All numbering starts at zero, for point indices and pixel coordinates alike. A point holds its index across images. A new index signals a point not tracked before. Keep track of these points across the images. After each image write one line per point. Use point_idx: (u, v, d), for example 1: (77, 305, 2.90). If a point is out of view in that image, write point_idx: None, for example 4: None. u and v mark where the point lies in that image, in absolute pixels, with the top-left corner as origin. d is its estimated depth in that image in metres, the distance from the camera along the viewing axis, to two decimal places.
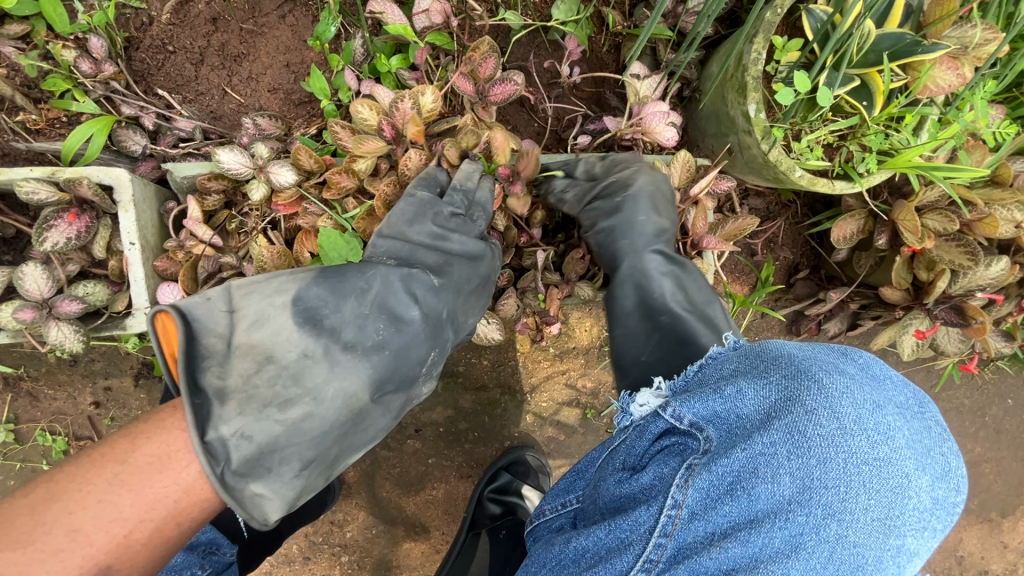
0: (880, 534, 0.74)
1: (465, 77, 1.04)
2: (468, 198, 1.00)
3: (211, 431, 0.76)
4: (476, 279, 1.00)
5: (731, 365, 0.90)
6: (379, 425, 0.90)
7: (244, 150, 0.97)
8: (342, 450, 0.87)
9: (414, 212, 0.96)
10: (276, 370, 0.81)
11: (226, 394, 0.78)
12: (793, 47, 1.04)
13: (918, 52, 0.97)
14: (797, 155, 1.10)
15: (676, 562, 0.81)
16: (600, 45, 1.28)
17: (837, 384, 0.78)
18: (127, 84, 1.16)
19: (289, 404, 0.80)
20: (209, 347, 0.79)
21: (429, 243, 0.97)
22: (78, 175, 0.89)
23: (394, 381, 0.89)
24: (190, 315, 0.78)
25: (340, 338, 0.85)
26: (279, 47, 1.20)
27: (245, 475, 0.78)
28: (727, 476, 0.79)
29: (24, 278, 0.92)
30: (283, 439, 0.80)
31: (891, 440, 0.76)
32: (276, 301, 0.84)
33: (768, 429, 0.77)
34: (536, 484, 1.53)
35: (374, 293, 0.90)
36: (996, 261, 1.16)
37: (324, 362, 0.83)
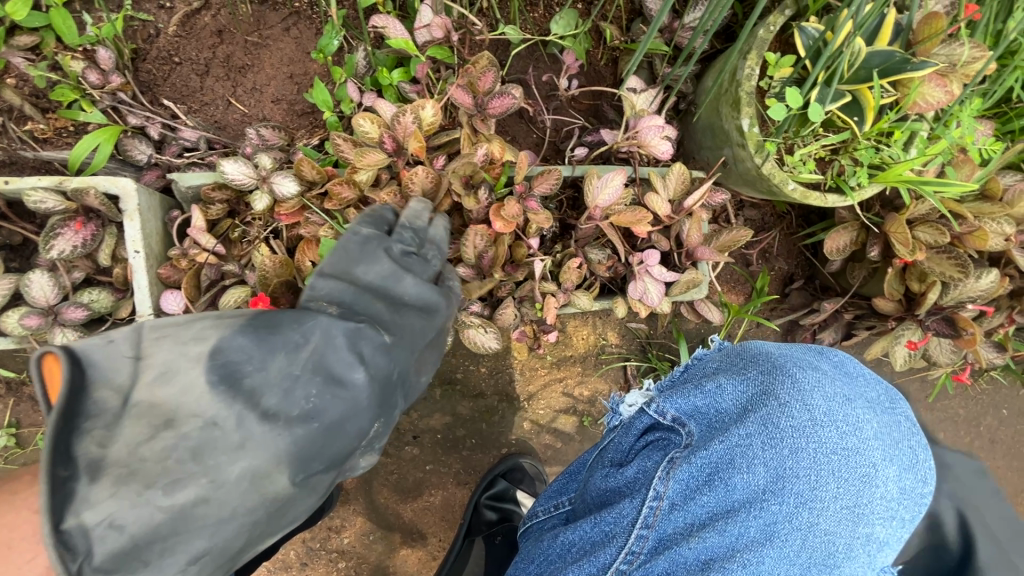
0: (849, 522, 0.81)
1: (462, 90, 1.07)
2: (421, 237, 0.93)
3: (69, 517, 0.59)
4: (431, 332, 0.87)
5: (714, 364, 0.96)
6: (302, 506, 0.75)
7: (248, 160, 0.99)
8: (250, 541, 0.70)
9: (358, 250, 0.85)
10: (173, 440, 0.64)
11: (102, 467, 0.61)
12: (785, 63, 1.06)
13: (907, 69, 1.00)
14: (790, 169, 1.12)
15: (657, 553, 0.83)
16: (597, 59, 1.30)
17: (810, 379, 0.86)
18: (134, 95, 1.18)
19: (178, 486, 0.63)
20: (99, 402, 0.63)
21: (377, 287, 0.84)
22: (86, 185, 0.91)
23: (326, 458, 0.73)
24: (85, 359, 0.63)
25: (258, 404, 0.69)
26: (283, 59, 1.23)
27: (111, 570, 0.62)
28: (706, 467, 0.84)
29: (31, 285, 0.94)
30: (165, 529, 0.63)
31: (859, 431, 0.84)
32: (191, 350, 0.69)
33: (744, 422, 0.85)
34: (532, 491, 1.54)
35: (310, 348, 0.74)
36: (986, 273, 1.19)
37: (235, 434, 0.67)
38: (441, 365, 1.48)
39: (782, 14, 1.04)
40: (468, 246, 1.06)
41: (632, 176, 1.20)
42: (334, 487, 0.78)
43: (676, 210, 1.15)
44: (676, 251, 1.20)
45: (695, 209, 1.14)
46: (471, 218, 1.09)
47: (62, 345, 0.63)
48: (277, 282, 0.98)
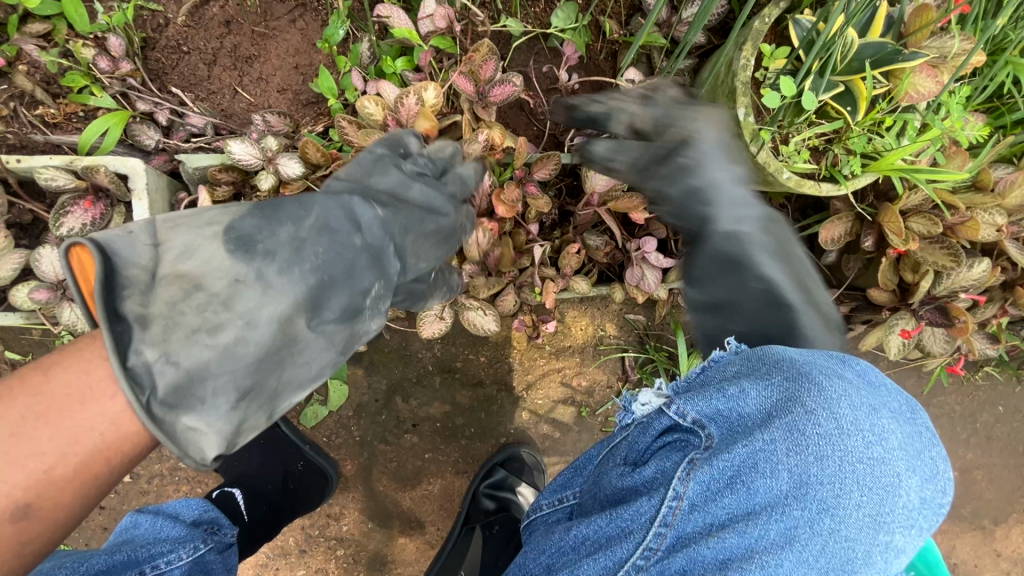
0: (871, 530, 0.75)
1: (465, 78, 1.09)
2: (436, 168, 0.99)
3: (134, 355, 0.63)
4: (431, 226, 0.94)
5: (732, 366, 0.90)
6: (326, 362, 0.78)
7: (254, 142, 1.01)
8: (284, 386, 0.74)
9: (369, 164, 0.91)
10: (205, 296, 0.68)
11: (147, 317, 0.65)
12: (780, 54, 1.09)
13: (898, 60, 1.04)
14: (785, 158, 1.14)
15: (675, 550, 0.82)
16: (597, 52, 1.33)
17: (837, 389, 0.80)
18: (143, 81, 1.20)
19: (220, 329, 0.67)
20: (130, 277, 0.65)
21: (388, 192, 0.90)
22: (95, 163, 0.94)
23: (338, 309, 0.78)
24: (110, 246, 0.65)
25: (275, 259, 0.72)
26: (289, 50, 1.26)
27: (175, 406, 0.64)
28: (728, 470, 0.81)
29: (40, 260, 0.94)
30: (214, 366, 0.67)
31: (885, 440, 0.78)
32: (207, 232, 0.71)
33: (770, 427, 0.80)
34: (531, 481, 1.55)
35: (313, 219, 0.78)
36: (978, 262, 1.20)
37: (257, 285, 0.70)
38: (441, 353, 1.50)
39: (776, 7, 1.08)
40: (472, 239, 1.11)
41: None
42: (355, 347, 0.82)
43: None
44: (672, 239, 1.24)
45: None
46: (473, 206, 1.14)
47: (85, 236, 0.65)
48: None
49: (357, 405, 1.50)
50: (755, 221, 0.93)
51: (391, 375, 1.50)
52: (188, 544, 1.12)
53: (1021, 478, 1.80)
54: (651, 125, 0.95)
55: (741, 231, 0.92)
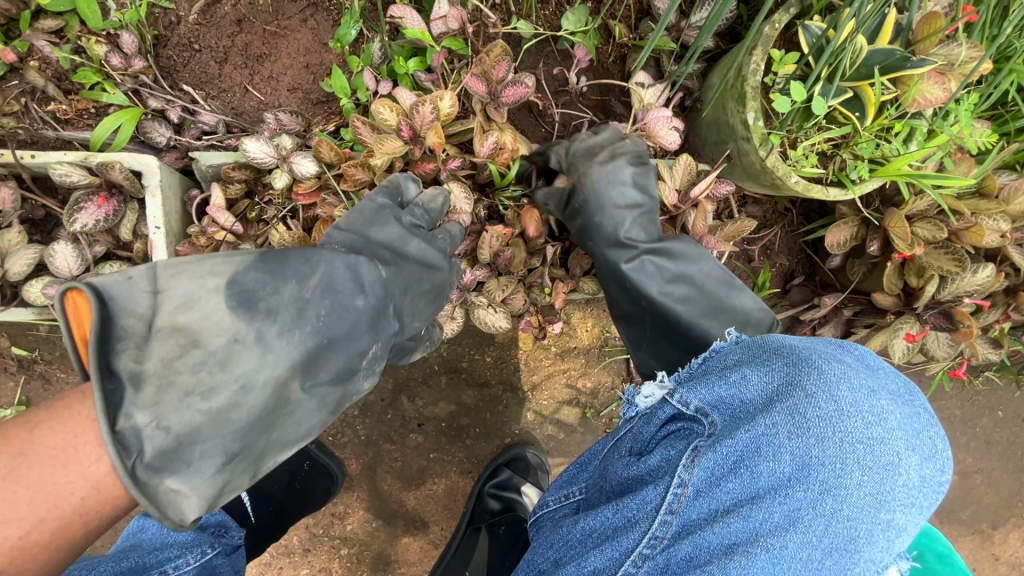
0: (873, 509, 0.80)
1: (477, 78, 1.09)
2: (431, 218, 1.04)
3: (123, 419, 0.72)
4: (426, 284, 1.02)
5: (733, 355, 0.96)
6: (313, 420, 0.88)
7: (269, 140, 1.01)
8: (268, 446, 0.84)
9: (371, 215, 0.97)
10: (202, 355, 0.77)
11: (142, 378, 0.74)
12: (790, 60, 1.09)
13: (907, 66, 1.03)
14: (793, 162, 1.15)
15: (681, 537, 0.85)
16: (606, 55, 1.34)
17: (835, 372, 0.85)
18: (155, 79, 1.21)
19: (213, 392, 0.77)
20: (127, 328, 0.76)
21: (387, 245, 0.98)
22: (110, 160, 0.93)
23: (331, 372, 0.87)
24: (108, 294, 0.74)
25: (277, 321, 0.82)
26: (300, 49, 1.26)
27: (159, 468, 0.74)
28: (732, 454, 0.85)
29: (55, 256, 0.96)
30: (204, 430, 0.76)
31: (884, 421, 0.83)
32: (207, 284, 0.80)
33: (771, 412, 0.84)
34: (536, 481, 1.56)
35: (317, 278, 0.87)
36: (982, 268, 1.22)
37: (256, 347, 0.80)
38: (447, 353, 1.50)
39: (787, 13, 1.09)
40: (485, 246, 1.12)
41: None
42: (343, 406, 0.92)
43: (682, 200, 1.17)
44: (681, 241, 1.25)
45: (700, 199, 1.15)
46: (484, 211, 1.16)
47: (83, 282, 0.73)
48: None
49: (362, 404, 1.50)
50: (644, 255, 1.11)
51: (396, 374, 1.50)
52: (196, 548, 1.12)
53: (1021, 483, 1.82)
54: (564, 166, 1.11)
55: (631, 267, 1.11)
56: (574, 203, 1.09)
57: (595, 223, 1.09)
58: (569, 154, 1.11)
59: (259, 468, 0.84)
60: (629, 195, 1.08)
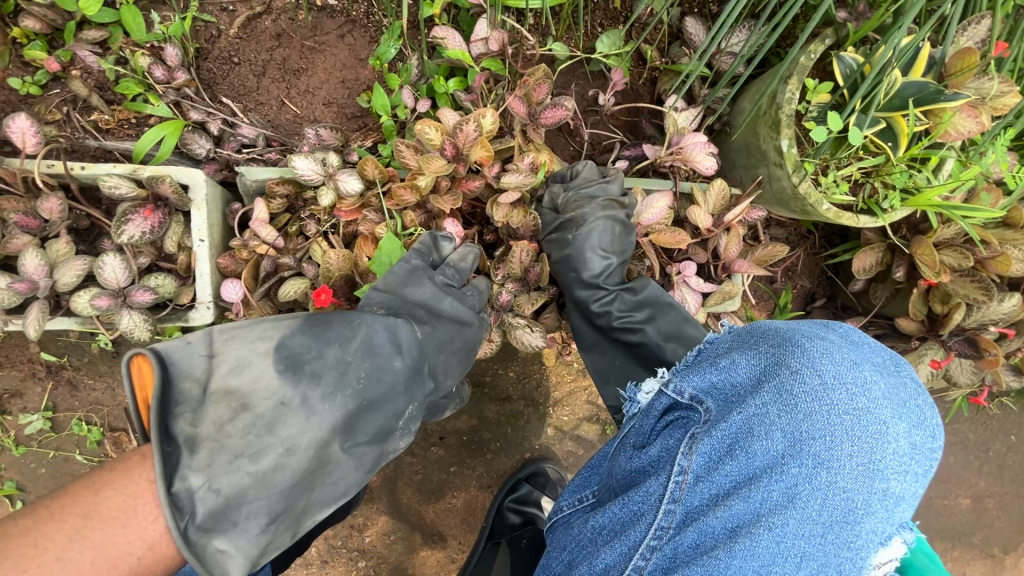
0: (865, 479, 0.83)
1: (519, 99, 1.11)
2: (463, 277, 1.06)
3: (178, 482, 0.74)
4: (458, 343, 1.03)
5: (725, 344, 0.98)
6: (350, 479, 0.89)
7: (316, 158, 1.04)
8: (308, 504, 0.85)
9: (405, 276, 1.01)
10: (251, 418, 0.80)
11: (197, 442, 0.77)
12: (823, 90, 1.11)
13: (941, 99, 1.04)
14: (825, 189, 1.16)
15: (685, 526, 0.86)
16: (638, 78, 1.35)
17: (817, 346, 0.88)
18: (197, 91, 1.22)
19: (261, 455, 0.79)
20: (184, 391, 0.79)
21: (421, 304, 1.01)
22: (159, 174, 0.95)
23: (369, 432, 0.89)
24: (169, 359, 0.78)
25: (320, 385, 0.85)
26: (337, 64, 1.27)
27: (209, 529, 0.75)
28: (727, 437, 0.87)
29: (103, 268, 0.96)
30: (251, 491, 0.78)
31: (868, 391, 0.85)
32: (258, 347, 0.85)
33: (760, 393, 0.87)
34: (555, 496, 1.54)
35: (358, 340, 0.91)
36: (1009, 297, 1.23)
37: (301, 411, 0.83)
38: (470, 367, 1.51)
39: (822, 43, 1.10)
40: (515, 261, 1.10)
41: (673, 190, 1.24)
42: (379, 465, 0.94)
43: (716, 224, 1.20)
44: (712, 263, 1.24)
45: (734, 223, 1.18)
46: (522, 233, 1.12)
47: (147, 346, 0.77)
48: (338, 274, 1.03)
49: None
50: (607, 285, 1.15)
51: None
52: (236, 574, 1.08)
53: None
54: (560, 204, 1.15)
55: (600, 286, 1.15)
56: (567, 234, 1.14)
57: (577, 258, 1.14)
58: (568, 193, 1.15)
59: (298, 527, 0.86)
60: (615, 239, 1.14)
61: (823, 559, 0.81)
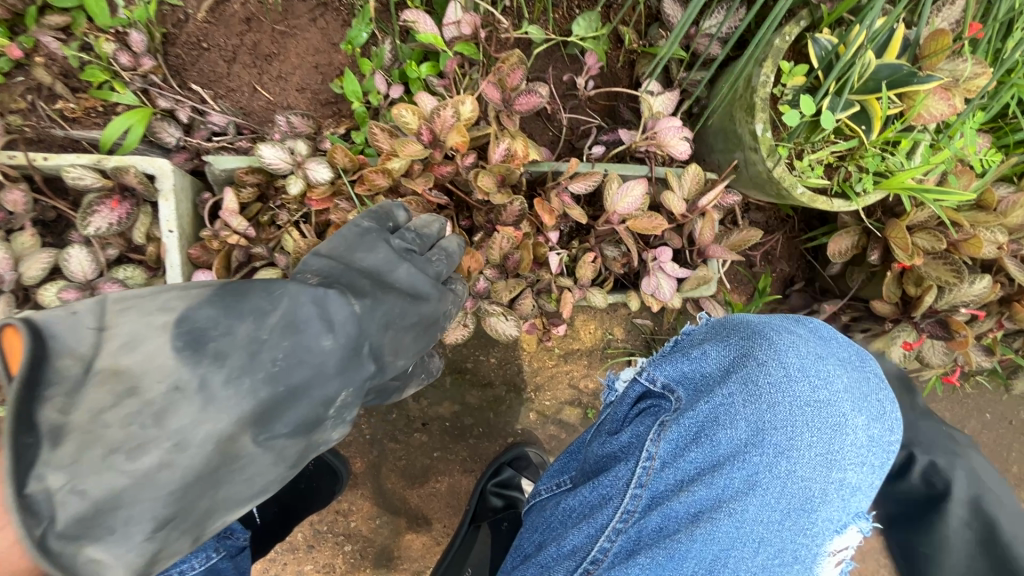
0: (823, 468, 0.89)
1: (493, 86, 1.09)
2: (425, 242, 1.01)
3: (33, 482, 0.58)
4: (412, 318, 0.90)
5: (696, 334, 0.99)
6: (268, 475, 0.73)
7: (284, 146, 1.02)
8: (213, 505, 0.69)
9: (354, 239, 0.92)
10: (135, 407, 0.62)
11: (65, 433, 0.59)
12: (798, 72, 1.10)
13: (913, 82, 1.06)
14: (799, 173, 1.17)
15: (650, 510, 0.88)
16: (616, 60, 1.34)
17: (785, 341, 0.92)
18: (165, 78, 1.20)
19: (141, 451, 0.61)
20: (60, 370, 0.60)
21: (371, 271, 0.90)
22: (124, 164, 0.94)
23: (291, 422, 0.73)
24: (47, 330, 0.60)
25: (224, 367, 0.67)
26: (309, 49, 1.25)
27: (77, 536, 0.60)
28: (694, 426, 0.89)
29: (70, 260, 0.96)
30: (129, 494, 0.61)
31: (830, 385, 0.91)
32: (157, 320, 0.66)
33: (727, 383, 0.90)
34: (535, 477, 1.59)
35: (278, 316, 0.74)
36: (979, 279, 1.26)
37: (198, 398, 0.65)
38: (452, 354, 1.51)
39: (797, 25, 1.09)
40: (495, 247, 1.10)
41: (648, 176, 1.23)
42: (303, 459, 0.78)
43: (690, 210, 1.20)
44: (687, 249, 1.25)
45: (708, 209, 1.18)
46: (502, 217, 1.11)
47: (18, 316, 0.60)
48: (309, 265, 1.02)
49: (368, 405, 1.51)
50: None
51: None
52: (201, 552, 1.06)
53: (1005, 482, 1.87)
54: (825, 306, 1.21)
55: None
56: None
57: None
58: None
59: (202, 530, 0.70)
60: None
61: (780, 543, 0.88)
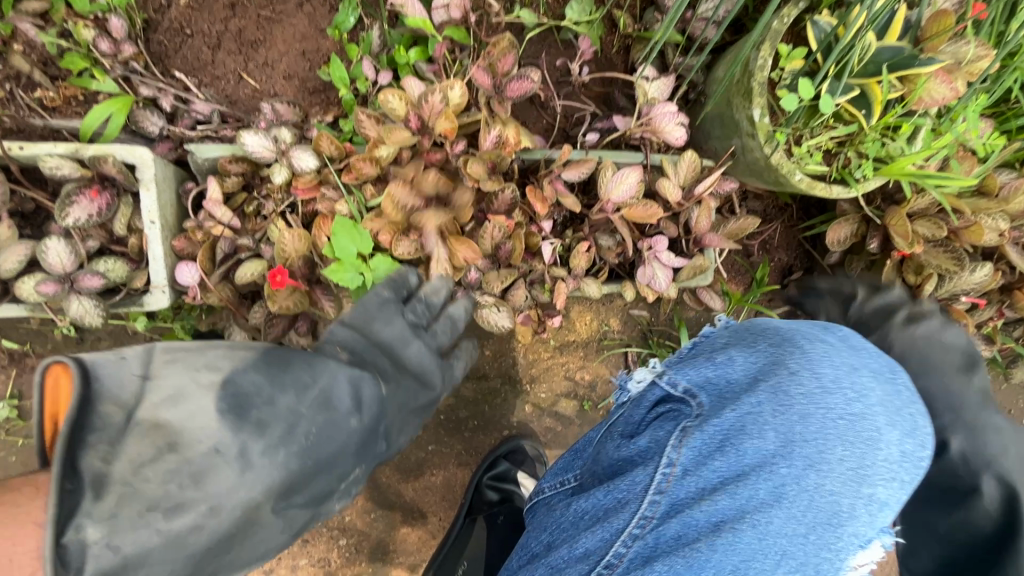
0: (853, 483, 0.83)
1: (483, 71, 1.06)
2: (432, 312, 1.05)
3: (70, 531, 0.62)
4: (417, 402, 1.01)
5: (722, 339, 0.97)
6: (273, 542, 0.80)
7: (268, 134, 1.00)
8: (218, 567, 0.74)
9: (375, 310, 0.99)
10: (176, 463, 0.69)
11: (106, 484, 0.65)
12: (797, 55, 1.08)
13: (915, 65, 1.03)
14: (798, 160, 1.14)
15: (669, 517, 0.84)
16: (610, 46, 1.30)
17: (818, 350, 0.89)
18: (146, 65, 1.17)
19: (178, 511, 0.67)
20: (104, 416, 0.68)
21: (386, 346, 0.98)
22: (102, 153, 0.92)
23: (307, 494, 0.82)
24: (94, 372, 0.69)
25: (264, 437, 0.76)
26: (296, 35, 1.22)
27: None
28: (719, 433, 0.85)
29: (48, 252, 0.92)
30: (155, 554, 0.66)
31: (864, 397, 0.85)
32: (203, 378, 0.76)
33: (756, 391, 0.86)
34: (532, 471, 1.56)
35: (317, 389, 0.85)
36: (980, 267, 1.23)
37: (236, 464, 0.72)
38: None
39: (796, 6, 1.05)
40: (487, 237, 1.07)
41: (643, 163, 1.21)
42: (307, 529, 0.86)
43: (686, 197, 1.18)
44: (683, 238, 1.23)
45: (704, 196, 1.16)
46: (494, 206, 1.08)
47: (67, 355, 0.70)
48: (295, 254, 1.00)
49: None
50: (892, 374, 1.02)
51: None
52: None
53: None
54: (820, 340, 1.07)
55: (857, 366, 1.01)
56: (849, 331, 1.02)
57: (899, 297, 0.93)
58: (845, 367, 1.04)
59: None
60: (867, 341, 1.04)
61: (803, 559, 0.81)
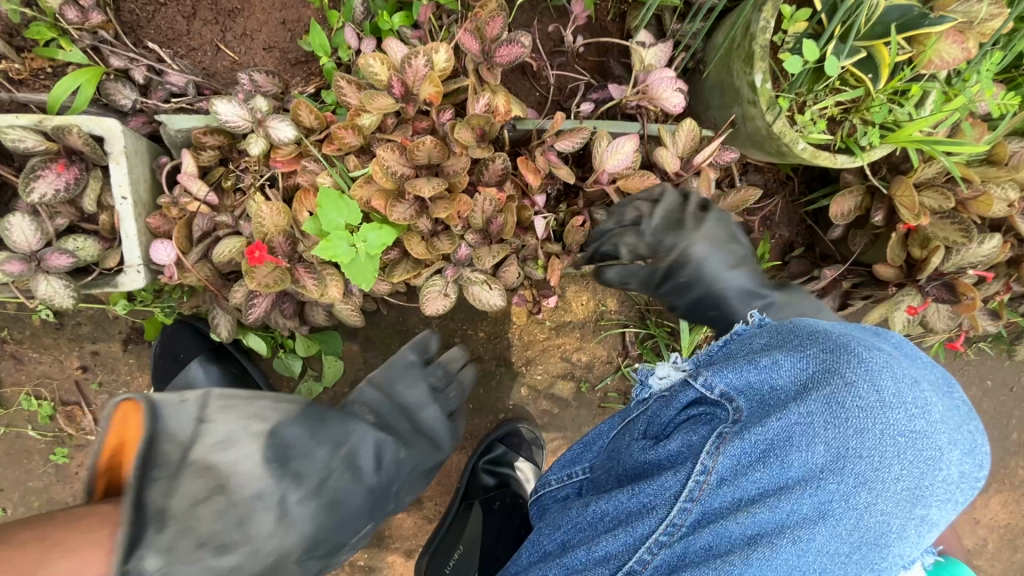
0: (907, 505, 0.65)
1: (470, 35, 1.01)
2: (447, 375, 1.26)
3: (134, 559, 0.65)
4: (427, 461, 1.12)
5: (760, 339, 0.79)
6: None
7: (243, 102, 0.95)
8: None
9: (399, 372, 1.19)
10: (224, 503, 0.73)
11: (166, 517, 0.68)
12: (801, 17, 1.01)
13: (924, 25, 0.98)
14: (801, 128, 1.09)
15: (700, 527, 0.69)
16: (605, 13, 1.25)
17: (877, 359, 0.69)
18: (117, 35, 1.11)
19: (226, 550, 0.72)
20: (164, 453, 0.71)
21: (409, 404, 1.17)
22: (68, 124, 0.86)
23: (328, 548, 0.89)
24: (160, 410, 0.72)
25: (301, 486, 0.82)
26: (275, 3, 1.15)
27: None
28: (761, 444, 0.68)
29: (11, 229, 0.89)
30: None
31: (927, 413, 0.67)
32: (253, 427, 0.81)
33: (806, 399, 0.67)
34: (530, 456, 1.53)
35: (347, 447, 0.93)
36: (988, 239, 1.19)
37: (275, 510, 0.78)
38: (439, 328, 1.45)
39: None
40: (476, 210, 1.03)
41: (640, 134, 1.16)
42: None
43: (685, 168, 1.13)
44: None
45: (704, 166, 1.11)
46: (484, 178, 1.04)
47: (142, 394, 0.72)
48: (274, 229, 0.96)
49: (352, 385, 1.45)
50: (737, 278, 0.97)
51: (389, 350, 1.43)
52: None
53: (1005, 450, 1.82)
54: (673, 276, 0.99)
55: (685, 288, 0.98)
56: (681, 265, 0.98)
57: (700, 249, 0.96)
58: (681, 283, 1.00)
59: None
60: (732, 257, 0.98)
61: None
